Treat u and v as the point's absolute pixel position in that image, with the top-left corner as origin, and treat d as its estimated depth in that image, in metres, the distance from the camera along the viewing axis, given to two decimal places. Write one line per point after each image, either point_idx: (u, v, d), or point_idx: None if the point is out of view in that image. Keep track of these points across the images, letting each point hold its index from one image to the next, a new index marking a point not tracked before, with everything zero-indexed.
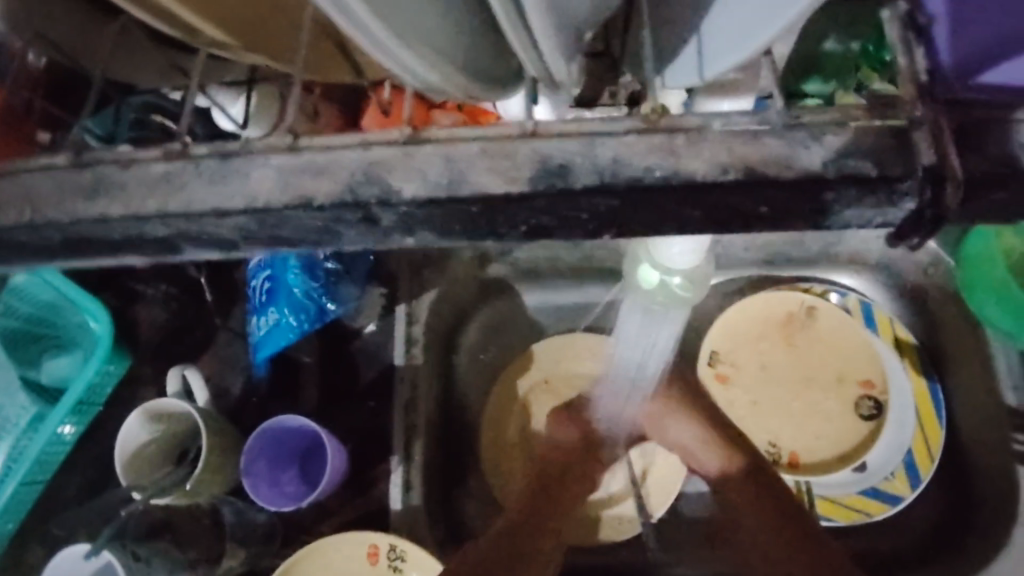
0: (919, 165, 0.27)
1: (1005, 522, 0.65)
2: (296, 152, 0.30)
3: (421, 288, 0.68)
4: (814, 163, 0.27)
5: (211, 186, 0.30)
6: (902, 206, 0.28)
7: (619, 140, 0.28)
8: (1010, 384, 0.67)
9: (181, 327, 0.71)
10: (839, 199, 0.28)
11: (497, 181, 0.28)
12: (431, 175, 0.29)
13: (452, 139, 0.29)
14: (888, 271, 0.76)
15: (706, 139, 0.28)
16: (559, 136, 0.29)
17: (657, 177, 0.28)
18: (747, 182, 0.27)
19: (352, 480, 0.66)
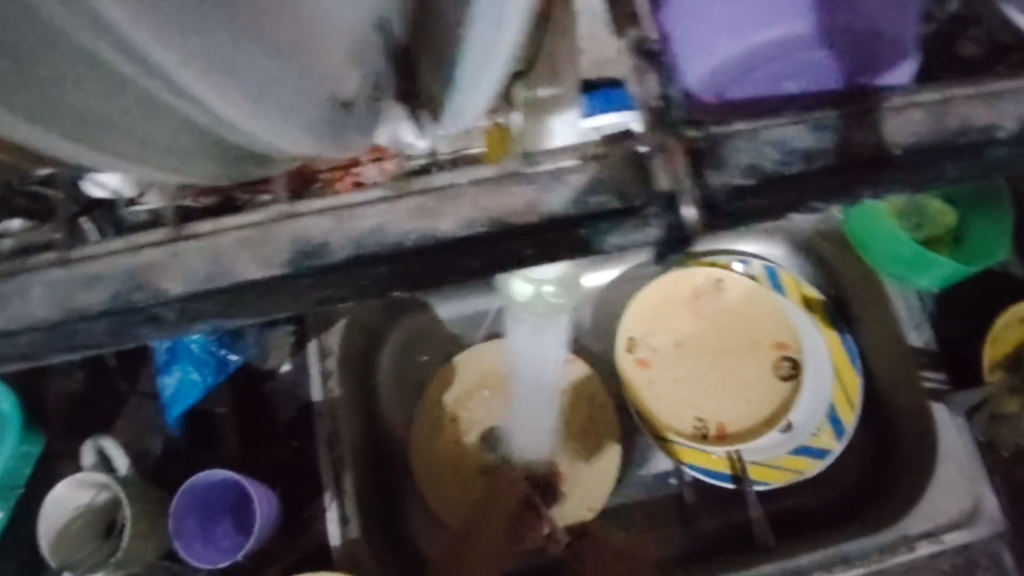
0: (659, 191, 0.32)
1: (928, 459, 0.66)
2: (110, 257, 0.34)
3: (330, 318, 0.68)
4: (557, 207, 0.33)
5: (57, 298, 0.34)
6: (656, 222, 0.33)
7: (392, 207, 0.33)
8: (912, 325, 0.70)
9: (88, 397, 0.69)
10: (590, 232, 0.33)
11: (286, 261, 0.33)
12: (230, 260, 0.34)
13: (247, 226, 0.34)
14: (785, 232, 0.78)
15: (459, 197, 0.33)
16: (338, 211, 0.34)
17: (416, 243, 0.33)
18: (500, 231, 0.33)
19: (288, 522, 0.65)
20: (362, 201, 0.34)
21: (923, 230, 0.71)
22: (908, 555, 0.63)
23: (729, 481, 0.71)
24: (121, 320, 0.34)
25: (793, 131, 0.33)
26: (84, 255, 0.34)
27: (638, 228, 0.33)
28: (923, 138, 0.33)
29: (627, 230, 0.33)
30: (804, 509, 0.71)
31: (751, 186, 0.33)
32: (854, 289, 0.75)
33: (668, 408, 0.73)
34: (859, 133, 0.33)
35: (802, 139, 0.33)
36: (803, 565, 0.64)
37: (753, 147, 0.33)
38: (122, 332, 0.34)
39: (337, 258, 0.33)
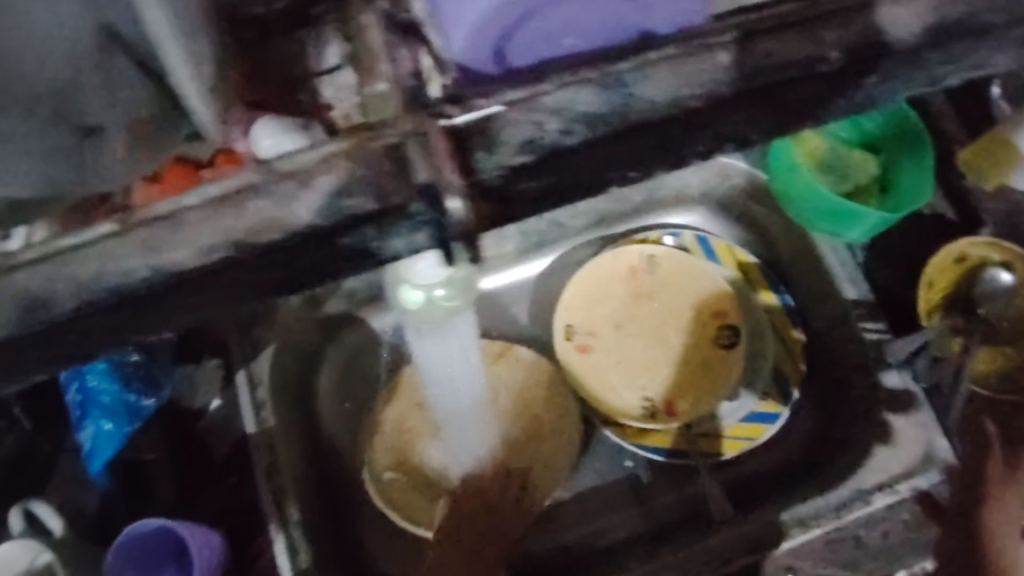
0: (420, 182, 0.31)
1: (874, 410, 0.66)
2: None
3: (256, 347, 0.66)
4: (306, 215, 0.31)
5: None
6: (423, 225, 0.32)
7: (185, 219, 0.32)
8: (845, 278, 0.70)
9: (13, 460, 0.66)
10: (359, 239, 0.32)
11: (86, 290, 0.31)
12: (39, 292, 0.31)
13: (49, 260, 0.31)
14: (714, 201, 0.77)
15: (248, 203, 0.32)
16: (141, 230, 0.32)
17: (184, 268, 0.31)
18: (289, 237, 0.31)
19: (233, 563, 0.62)
20: (162, 215, 0.32)
21: (848, 181, 0.70)
22: (865, 510, 0.63)
23: (680, 456, 0.69)
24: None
25: (569, 96, 0.32)
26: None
27: (413, 232, 0.32)
28: (697, 91, 0.32)
29: (393, 228, 0.32)
30: (764, 476, 0.70)
31: (531, 162, 0.32)
32: (788, 248, 0.74)
33: (612, 393, 0.70)
34: (637, 92, 0.32)
35: (582, 105, 0.32)
36: (761, 538, 0.64)
37: (528, 120, 0.32)
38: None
39: (134, 280, 0.31)
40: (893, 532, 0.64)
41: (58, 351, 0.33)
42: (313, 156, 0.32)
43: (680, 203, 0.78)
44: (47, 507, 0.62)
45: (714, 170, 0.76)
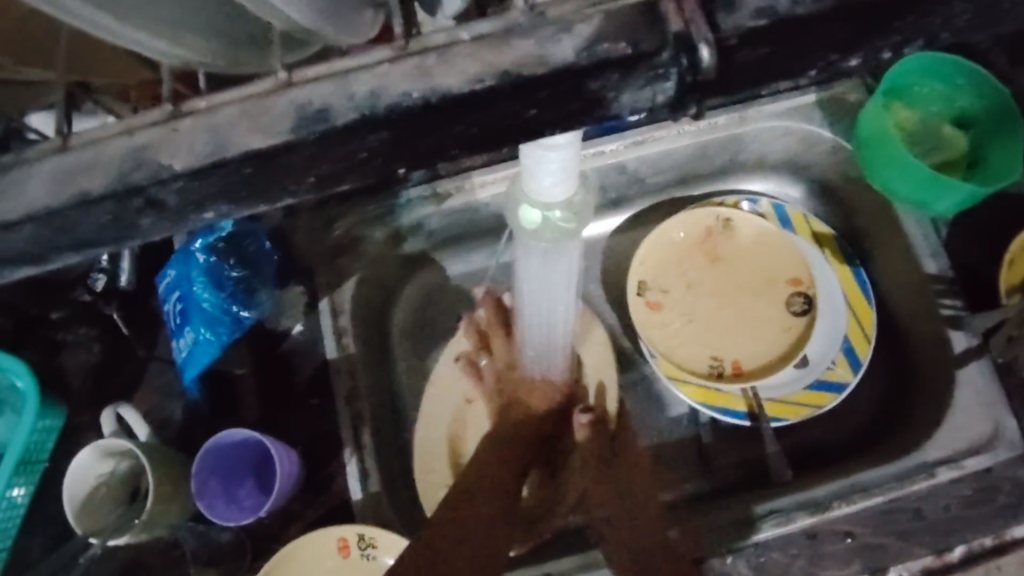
0: (672, 32, 0.29)
1: (945, 387, 0.66)
2: (210, 115, 0.32)
3: (340, 277, 0.67)
4: (569, 53, 0.30)
5: (153, 158, 0.32)
6: (667, 78, 0.31)
7: (457, 51, 0.31)
8: (927, 252, 0.69)
9: (109, 365, 0.69)
10: (606, 84, 0.31)
11: (360, 108, 0.31)
12: (316, 105, 0.31)
13: (326, 78, 0.32)
14: (796, 167, 0.77)
15: (513, 40, 0.31)
16: (413, 59, 0.31)
17: (416, 99, 0.31)
18: (555, 74, 0.30)
19: (309, 481, 0.65)
20: (432, 46, 0.31)
21: (936, 155, 0.70)
22: (930, 482, 0.63)
23: (745, 418, 0.70)
24: (219, 179, 0.32)
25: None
26: (194, 110, 0.32)
27: (649, 84, 0.31)
28: None
29: (638, 79, 0.30)
30: (830, 444, 0.70)
31: (765, 27, 0.29)
32: (867, 221, 0.74)
33: (682, 348, 0.72)
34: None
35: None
36: (822, 498, 0.64)
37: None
38: (206, 193, 0.32)
39: (408, 102, 0.31)
40: (952, 506, 0.63)
41: (254, 188, 0.33)
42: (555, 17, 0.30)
43: (760, 168, 0.77)
44: (137, 411, 0.65)
45: (798, 136, 0.73)
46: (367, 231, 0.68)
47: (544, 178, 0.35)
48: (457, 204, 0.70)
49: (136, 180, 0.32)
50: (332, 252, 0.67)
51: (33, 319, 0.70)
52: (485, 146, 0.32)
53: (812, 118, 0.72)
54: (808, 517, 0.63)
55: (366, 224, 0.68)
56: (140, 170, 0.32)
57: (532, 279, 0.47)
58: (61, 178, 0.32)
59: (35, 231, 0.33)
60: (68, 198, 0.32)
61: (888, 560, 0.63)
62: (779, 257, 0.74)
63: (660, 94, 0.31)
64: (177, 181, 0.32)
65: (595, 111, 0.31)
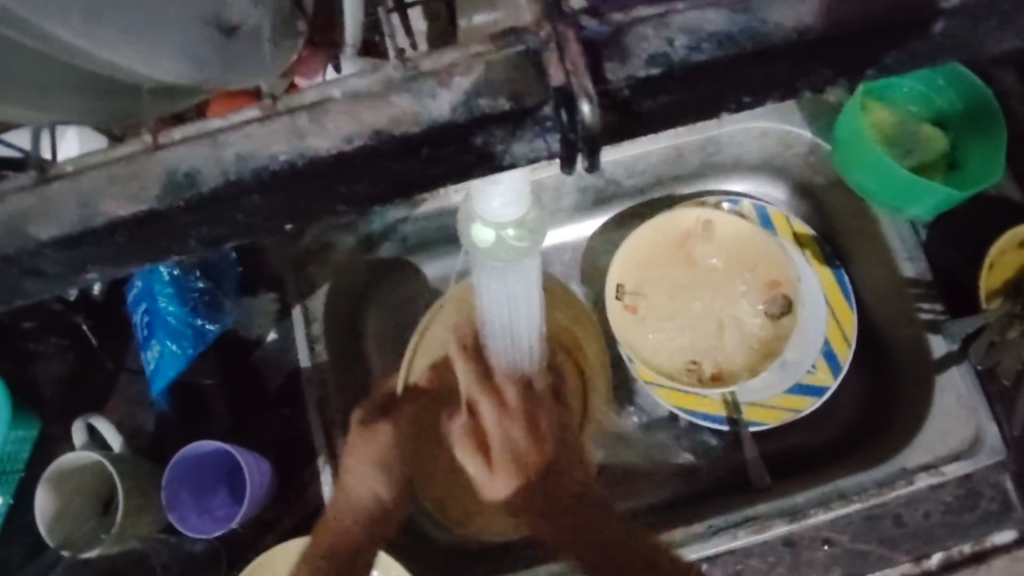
0: (551, 87, 0.29)
1: (924, 394, 0.66)
2: (77, 178, 0.30)
3: (312, 284, 0.67)
4: (443, 111, 0.29)
5: (24, 228, 0.29)
6: (554, 131, 0.29)
7: (330, 109, 0.29)
8: (905, 255, 0.69)
9: (80, 374, 0.69)
10: (489, 139, 0.29)
11: (228, 172, 0.29)
12: (185, 168, 0.29)
13: (198, 139, 0.30)
14: (775, 167, 0.76)
15: (391, 97, 0.29)
16: (285, 118, 0.30)
17: (282, 162, 0.29)
18: (431, 134, 0.29)
19: (282, 489, 0.65)
20: (303, 104, 0.30)
21: (914, 156, 0.69)
22: (909, 488, 0.63)
23: (724, 423, 0.69)
24: (88, 248, 0.30)
25: (701, 16, 0.29)
26: (60, 173, 0.30)
27: (539, 137, 0.30)
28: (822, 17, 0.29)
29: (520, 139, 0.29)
30: (810, 448, 0.69)
31: (656, 76, 0.28)
32: (847, 223, 0.73)
33: (659, 353, 0.71)
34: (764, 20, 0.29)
35: (712, 24, 0.29)
36: (800, 503, 0.63)
37: (659, 35, 0.29)
38: (88, 258, 0.30)
39: (276, 165, 0.29)
40: (934, 513, 0.63)
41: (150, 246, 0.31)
42: (454, 53, 0.30)
43: (737, 169, 0.76)
44: (108, 422, 0.64)
45: (776, 137, 0.73)
46: (336, 237, 0.68)
47: (494, 199, 0.35)
48: (433, 206, 0.70)
49: (7, 251, 0.29)
50: (302, 257, 0.67)
51: (6, 329, 0.70)
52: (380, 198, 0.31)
53: (791, 118, 0.72)
54: (786, 524, 0.62)
55: (337, 231, 0.68)
56: (11, 240, 0.29)
57: (492, 297, 0.48)
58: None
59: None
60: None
61: (869, 566, 0.63)
62: (764, 259, 0.73)
63: (553, 144, 0.30)
64: (46, 249, 0.29)
65: (484, 164, 0.30)
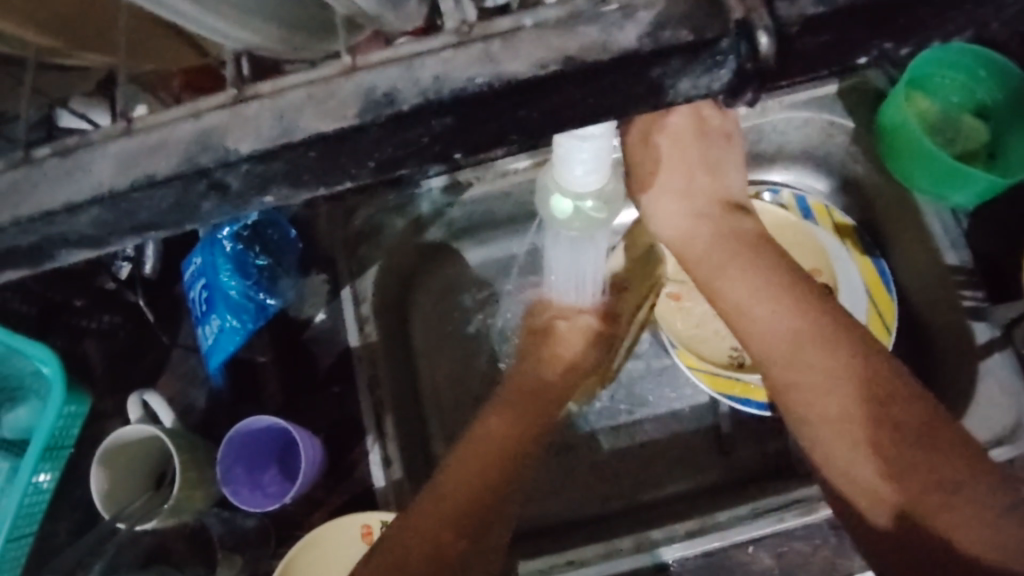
0: (733, 20, 0.27)
1: (969, 380, 0.66)
2: (274, 99, 0.30)
3: (362, 264, 0.68)
4: (630, 41, 0.28)
5: (220, 141, 0.30)
6: (724, 65, 0.28)
7: (520, 38, 0.28)
8: (947, 243, 0.69)
9: (133, 351, 0.70)
10: (666, 74, 0.28)
11: (426, 92, 0.28)
12: (382, 90, 0.29)
13: (393, 63, 0.29)
14: (817, 155, 0.76)
15: (579, 27, 0.28)
16: (476, 44, 0.29)
17: (479, 85, 0.28)
18: (615, 63, 0.28)
19: (333, 467, 0.66)
20: (498, 31, 0.29)
21: (955, 145, 0.70)
22: None
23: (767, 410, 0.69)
24: (290, 156, 0.29)
25: None
26: (258, 95, 0.30)
27: (709, 70, 0.29)
28: None
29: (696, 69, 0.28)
30: None
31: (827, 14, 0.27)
32: (888, 213, 0.74)
33: (702, 343, 0.72)
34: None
35: None
36: None
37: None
38: (273, 176, 0.30)
39: (472, 89, 0.28)
40: None
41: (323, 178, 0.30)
42: None
43: (778, 158, 0.77)
44: (162, 397, 0.65)
45: (819, 126, 0.74)
46: (388, 219, 0.69)
47: (578, 166, 0.35)
48: (481, 191, 0.71)
49: (205, 162, 0.29)
50: (354, 239, 0.68)
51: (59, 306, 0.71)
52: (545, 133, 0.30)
53: (834, 108, 0.72)
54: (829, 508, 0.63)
55: (386, 214, 0.69)
56: (207, 152, 0.29)
57: (565, 263, 0.48)
58: (132, 158, 0.30)
59: (106, 213, 0.30)
60: (136, 179, 0.30)
61: None
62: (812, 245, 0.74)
63: (716, 83, 0.29)
64: (244, 164, 0.29)
65: (650, 100, 0.29)
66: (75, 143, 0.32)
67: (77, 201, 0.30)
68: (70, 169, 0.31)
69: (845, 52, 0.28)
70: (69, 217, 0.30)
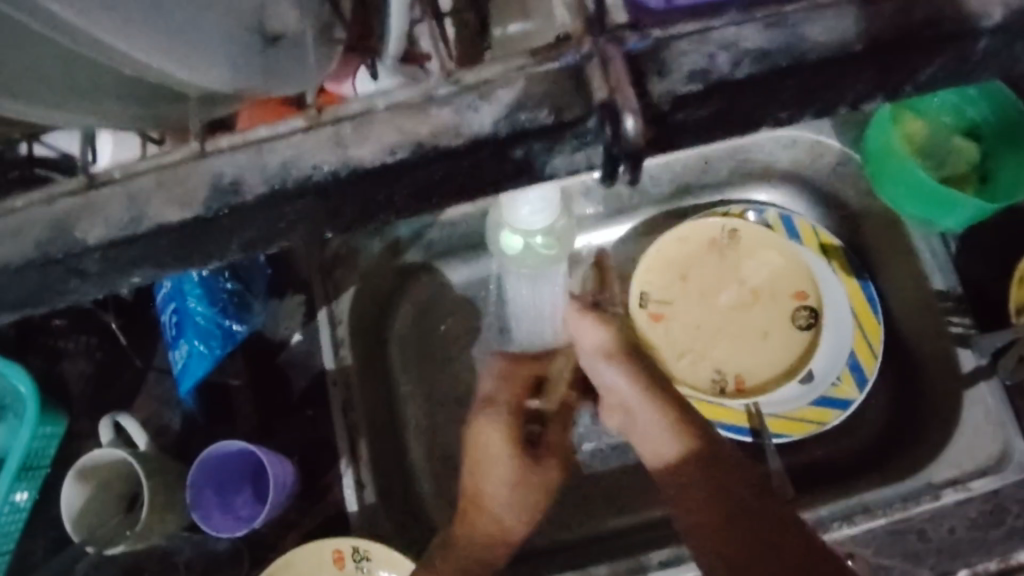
0: (596, 100, 0.28)
1: (953, 407, 0.65)
2: (128, 181, 0.30)
3: (338, 288, 0.67)
4: (485, 125, 0.29)
5: (72, 229, 0.30)
6: (596, 143, 0.29)
7: (375, 119, 0.30)
8: (935, 267, 0.68)
9: (109, 371, 0.70)
10: (532, 152, 0.29)
11: (274, 180, 0.30)
12: (231, 176, 0.30)
13: (242, 147, 0.30)
14: (802, 177, 0.75)
15: (432, 109, 0.29)
16: (333, 126, 0.30)
17: (327, 171, 0.29)
18: (472, 144, 0.29)
19: (305, 490, 0.65)
20: (352, 114, 0.30)
21: (944, 169, 0.69)
22: (933, 503, 0.62)
23: (748, 435, 0.69)
24: (132, 249, 0.30)
25: (739, 31, 0.29)
26: (110, 179, 0.31)
27: (578, 148, 0.30)
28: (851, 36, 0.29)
29: (562, 148, 0.29)
30: (829, 462, 0.69)
31: (698, 92, 0.28)
32: (875, 235, 0.73)
33: (681, 366, 0.71)
34: (805, 32, 0.29)
35: (749, 40, 0.29)
36: (823, 517, 0.63)
37: (698, 51, 0.29)
38: (133, 257, 0.31)
39: (330, 173, 0.30)
40: (960, 528, 0.63)
41: (195, 240, 0.31)
42: (499, 67, 0.29)
43: (764, 178, 0.76)
44: (135, 419, 0.65)
45: (805, 147, 0.72)
46: (364, 242, 0.69)
47: (524, 209, 0.35)
48: (462, 211, 0.70)
49: (56, 251, 0.30)
50: (330, 263, 0.68)
51: (36, 326, 0.71)
52: (441, 189, 0.31)
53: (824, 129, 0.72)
54: None
55: (362, 237, 0.68)
56: (59, 241, 0.30)
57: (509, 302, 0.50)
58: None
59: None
60: None
61: None
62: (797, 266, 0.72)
63: (594, 157, 0.30)
64: (96, 253, 0.30)
65: (521, 174, 0.30)
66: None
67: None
68: None
69: (771, 102, 0.29)
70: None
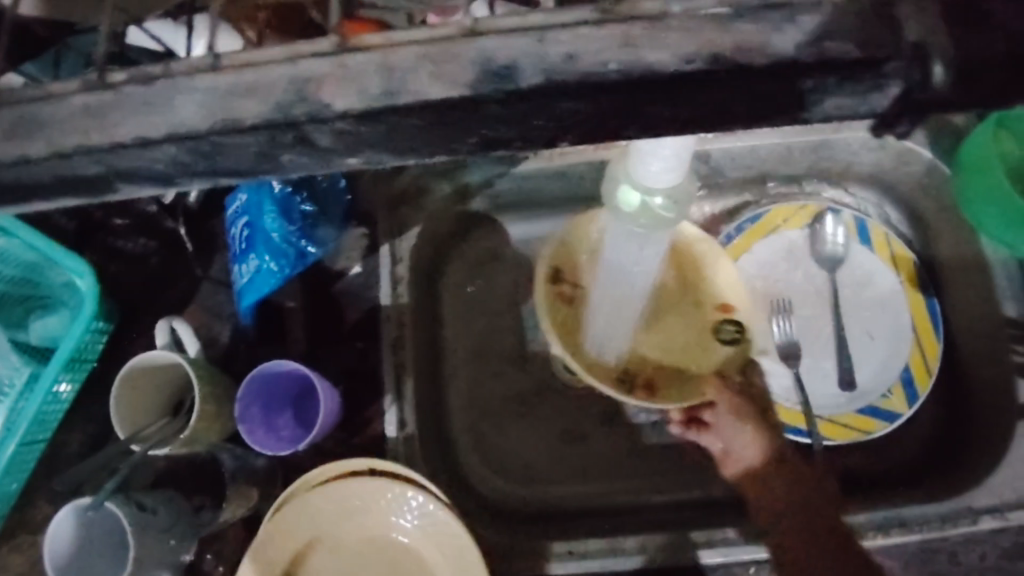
0: (907, 43, 0.29)
1: (1002, 438, 0.65)
2: (335, 57, 0.31)
3: (402, 225, 0.67)
4: (786, 48, 0.29)
5: (315, 92, 0.31)
6: (884, 91, 0.29)
7: (666, 23, 0.30)
8: (1009, 294, 0.67)
9: (166, 277, 0.70)
10: (818, 87, 0.29)
11: (550, 71, 0.30)
12: (502, 62, 0.30)
13: (523, 32, 0.30)
14: (880, 182, 0.74)
15: (733, 24, 0.29)
16: (619, 26, 0.30)
17: (613, 71, 0.29)
18: (769, 67, 0.29)
19: (346, 420, 0.65)
20: (644, 14, 0.30)
21: None
22: (971, 528, 0.62)
23: (805, 435, 0.68)
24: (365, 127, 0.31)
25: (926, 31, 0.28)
26: (366, 45, 0.31)
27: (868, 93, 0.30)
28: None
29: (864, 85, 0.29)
30: (875, 468, 0.69)
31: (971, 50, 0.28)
32: (948, 251, 0.72)
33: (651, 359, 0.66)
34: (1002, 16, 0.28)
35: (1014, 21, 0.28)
36: (858, 523, 0.62)
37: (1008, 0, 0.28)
38: (369, 139, 0.31)
39: (607, 74, 0.29)
40: (990, 556, 0.63)
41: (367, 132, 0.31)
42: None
43: (842, 177, 0.74)
44: (189, 326, 0.65)
45: (892, 151, 0.71)
46: (433, 184, 0.68)
47: (656, 161, 0.34)
48: (535, 166, 0.69)
49: (294, 115, 0.31)
50: (397, 198, 0.67)
51: (99, 224, 0.71)
52: (619, 117, 0.31)
53: (915, 136, 0.69)
54: None
55: (433, 176, 0.68)
56: (303, 104, 0.31)
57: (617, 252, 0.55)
58: (217, 101, 0.31)
59: (179, 151, 0.32)
60: (224, 123, 0.31)
61: None
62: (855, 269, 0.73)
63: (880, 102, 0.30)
64: (336, 122, 0.31)
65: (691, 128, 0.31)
66: (145, 70, 0.32)
67: (153, 137, 0.31)
68: (156, 98, 0.32)
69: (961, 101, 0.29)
70: (135, 151, 0.32)
